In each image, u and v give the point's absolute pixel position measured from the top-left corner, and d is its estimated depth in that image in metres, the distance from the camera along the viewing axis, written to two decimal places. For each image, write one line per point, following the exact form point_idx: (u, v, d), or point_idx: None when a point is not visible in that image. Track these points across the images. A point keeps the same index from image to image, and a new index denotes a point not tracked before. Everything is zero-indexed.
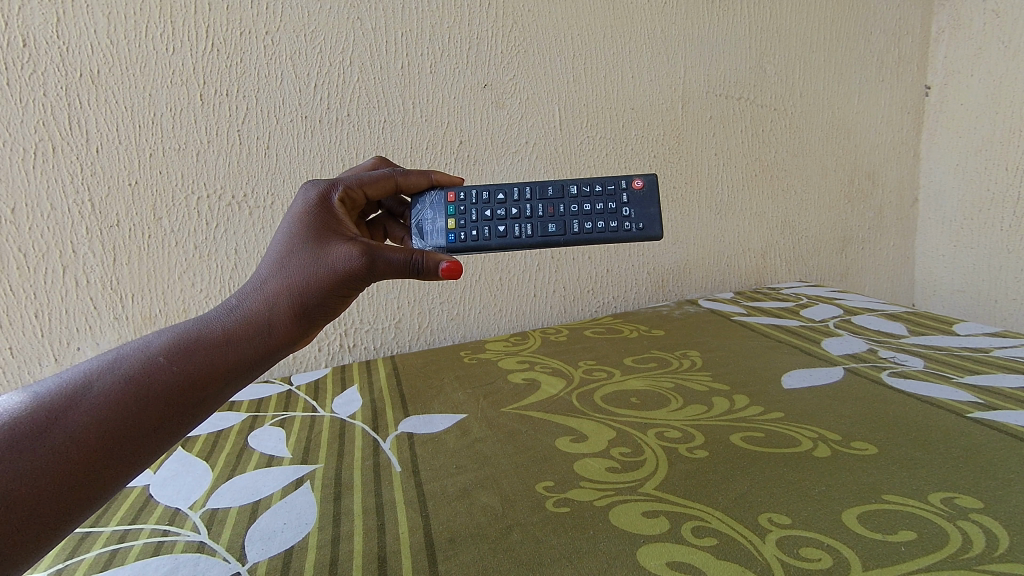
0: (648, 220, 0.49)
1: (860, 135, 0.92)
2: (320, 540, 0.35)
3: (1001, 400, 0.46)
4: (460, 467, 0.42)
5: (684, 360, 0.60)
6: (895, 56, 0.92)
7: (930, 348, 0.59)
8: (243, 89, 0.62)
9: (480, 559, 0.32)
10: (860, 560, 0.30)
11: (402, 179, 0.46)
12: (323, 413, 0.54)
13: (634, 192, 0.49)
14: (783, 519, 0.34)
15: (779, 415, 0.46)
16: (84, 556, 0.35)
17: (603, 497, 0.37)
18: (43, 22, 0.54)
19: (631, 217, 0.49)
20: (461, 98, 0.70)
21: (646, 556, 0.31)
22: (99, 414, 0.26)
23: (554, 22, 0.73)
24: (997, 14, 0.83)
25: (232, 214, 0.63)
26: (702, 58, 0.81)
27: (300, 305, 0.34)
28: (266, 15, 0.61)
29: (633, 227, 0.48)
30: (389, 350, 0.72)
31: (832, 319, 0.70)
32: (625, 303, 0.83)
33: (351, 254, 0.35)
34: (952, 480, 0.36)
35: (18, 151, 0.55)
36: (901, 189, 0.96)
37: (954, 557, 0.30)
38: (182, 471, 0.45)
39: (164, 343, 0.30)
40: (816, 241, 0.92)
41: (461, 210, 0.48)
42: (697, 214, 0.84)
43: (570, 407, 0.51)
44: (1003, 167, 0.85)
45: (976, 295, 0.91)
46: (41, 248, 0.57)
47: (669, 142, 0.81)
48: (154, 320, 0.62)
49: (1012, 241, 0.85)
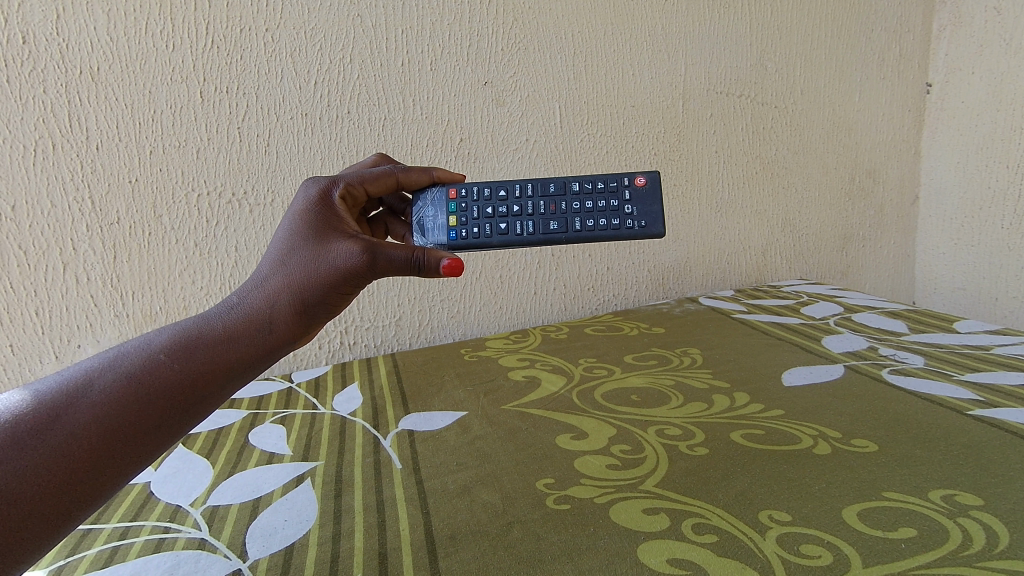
0: (649, 218, 0.48)
1: (861, 133, 0.91)
2: (320, 538, 0.35)
3: (1002, 398, 0.46)
4: (460, 464, 0.42)
5: (685, 358, 0.60)
6: (896, 54, 0.91)
7: (931, 346, 0.59)
8: (243, 86, 0.62)
9: (480, 557, 0.32)
10: (860, 557, 0.30)
11: (403, 177, 0.46)
12: (323, 411, 0.54)
13: (636, 190, 0.49)
14: (783, 516, 0.34)
15: (779, 413, 0.46)
16: (85, 552, 0.35)
17: (604, 494, 0.37)
18: (43, 19, 0.54)
19: (632, 214, 0.49)
20: (461, 96, 0.70)
21: (647, 553, 0.32)
22: (99, 413, 0.26)
23: (555, 19, 0.73)
24: (999, 11, 0.83)
25: (232, 212, 0.63)
26: (702, 56, 0.81)
27: (300, 303, 0.34)
28: (266, 12, 0.61)
29: (635, 225, 0.48)
30: (389, 348, 0.72)
31: (832, 317, 0.70)
32: (626, 301, 0.83)
33: (352, 251, 0.35)
34: (953, 477, 0.36)
35: (18, 148, 0.55)
36: (902, 187, 0.96)
37: (954, 554, 0.30)
38: (182, 468, 0.45)
39: (164, 342, 0.30)
40: (817, 240, 0.92)
41: (462, 207, 0.48)
42: (697, 212, 0.84)
43: (570, 405, 0.51)
44: (1004, 165, 0.85)
45: (977, 294, 0.91)
46: (41, 247, 0.57)
47: (669, 140, 0.81)
48: (155, 318, 0.62)
49: (1013, 239, 0.85)
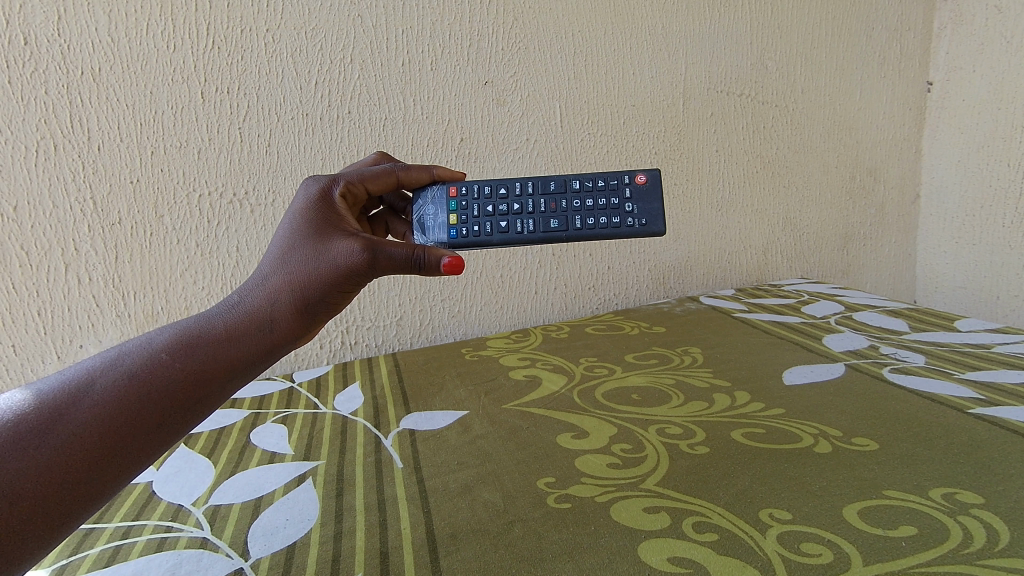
0: (650, 215, 0.49)
1: (862, 132, 0.91)
2: (322, 537, 0.35)
3: (1002, 396, 0.46)
4: (461, 463, 0.42)
5: (686, 357, 0.60)
6: (897, 52, 0.91)
7: (932, 345, 0.59)
8: (244, 87, 0.62)
9: (481, 556, 0.32)
10: (861, 555, 0.30)
11: (403, 175, 0.46)
12: (324, 411, 0.54)
13: (637, 188, 0.49)
14: (784, 515, 0.34)
15: (780, 411, 0.47)
16: (88, 552, 0.35)
17: (604, 494, 0.37)
18: (44, 20, 0.54)
19: (633, 212, 0.49)
20: (462, 96, 0.70)
21: (647, 552, 0.32)
22: (101, 411, 0.27)
23: (555, 19, 0.73)
24: (1000, 10, 0.83)
25: (234, 212, 0.64)
26: (703, 55, 0.81)
27: (300, 301, 0.34)
28: (266, 12, 0.61)
29: (636, 222, 0.48)
30: (390, 347, 0.72)
31: (833, 316, 0.70)
32: (627, 301, 0.83)
33: (352, 249, 0.35)
34: (952, 475, 0.36)
35: (21, 149, 0.55)
36: (903, 186, 0.96)
37: (955, 552, 0.30)
38: (184, 468, 0.45)
39: (166, 340, 0.31)
40: (817, 239, 0.92)
41: (463, 205, 0.48)
42: (698, 211, 0.84)
43: (571, 404, 0.51)
44: (1005, 164, 0.85)
45: (978, 292, 0.91)
46: (44, 247, 0.57)
47: (670, 139, 0.81)
48: (157, 318, 0.62)
49: (1014, 237, 0.85)
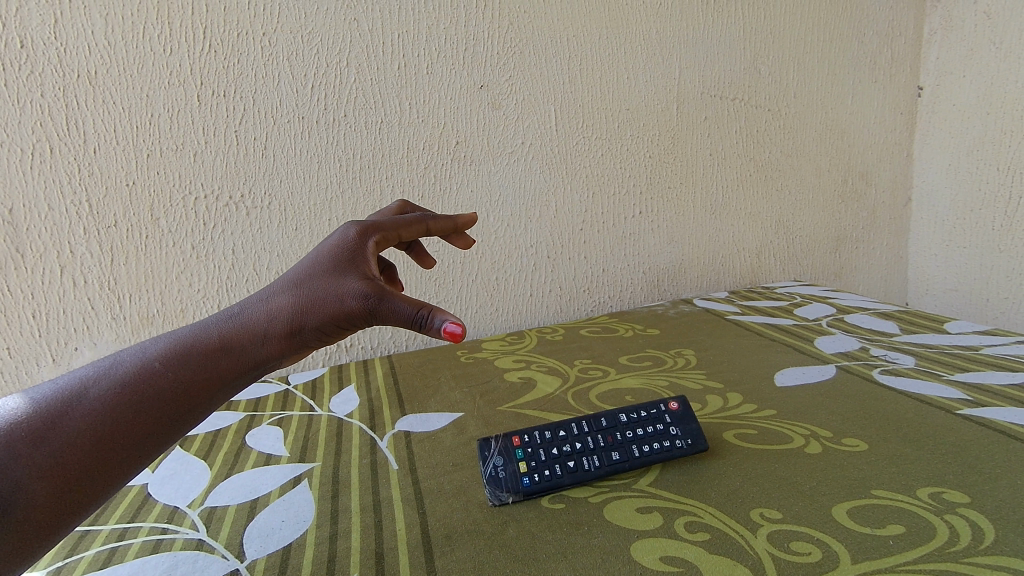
0: (692, 434, 0.41)
1: (854, 135, 0.92)
2: (317, 538, 0.35)
3: (990, 397, 0.47)
4: (456, 465, 0.42)
5: (679, 359, 0.61)
6: (888, 57, 0.92)
7: (922, 347, 0.59)
8: (241, 90, 0.62)
9: (475, 556, 0.32)
10: (849, 554, 0.31)
11: (433, 224, 0.46)
12: (321, 412, 0.54)
13: (672, 414, 0.43)
14: (774, 514, 0.34)
15: (772, 412, 0.47)
16: (83, 554, 0.36)
17: (598, 495, 0.38)
18: (41, 23, 0.54)
19: (674, 431, 0.41)
20: (457, 99, 0.71)
21: (640, 551, 0.32)
22: (93, 421, 0.27)
23: (550, 23, 0.73)
24: (989, 15, 0.84)
25: (229, 214, 0.64)
26: (697, 60, 0.81)
27: (299, 326, 0.34)
28: (263, 16, 0.62)
29: (680, 440, 0.41)
30: (386, 350, 0.73)
31: (825, 318, 0.70)
32: (621, 303, 0.84)
33: (361, 288, 0.35)
34: (940, 476, 0.37)
35: (17, 151, 0.55)
36: (894, 189, 0.97)
37: (940, 551, 0.30)
38: (180, 470, 0.45)
39: (160, 351, 0.31)
40: (810, 242, 0.93)
41: (530, 453, 0.40)
42: (692, 214, 0.85)
43: (565, 405, 0.51)
44: (995, 168, 0.86)
45: (969, 294, 0.92)
46: (39, 249, 0.57)
47: (664, 143, 0.81)
48: (152, 321, 0.62)
49: (1004, 240, 0.86)
